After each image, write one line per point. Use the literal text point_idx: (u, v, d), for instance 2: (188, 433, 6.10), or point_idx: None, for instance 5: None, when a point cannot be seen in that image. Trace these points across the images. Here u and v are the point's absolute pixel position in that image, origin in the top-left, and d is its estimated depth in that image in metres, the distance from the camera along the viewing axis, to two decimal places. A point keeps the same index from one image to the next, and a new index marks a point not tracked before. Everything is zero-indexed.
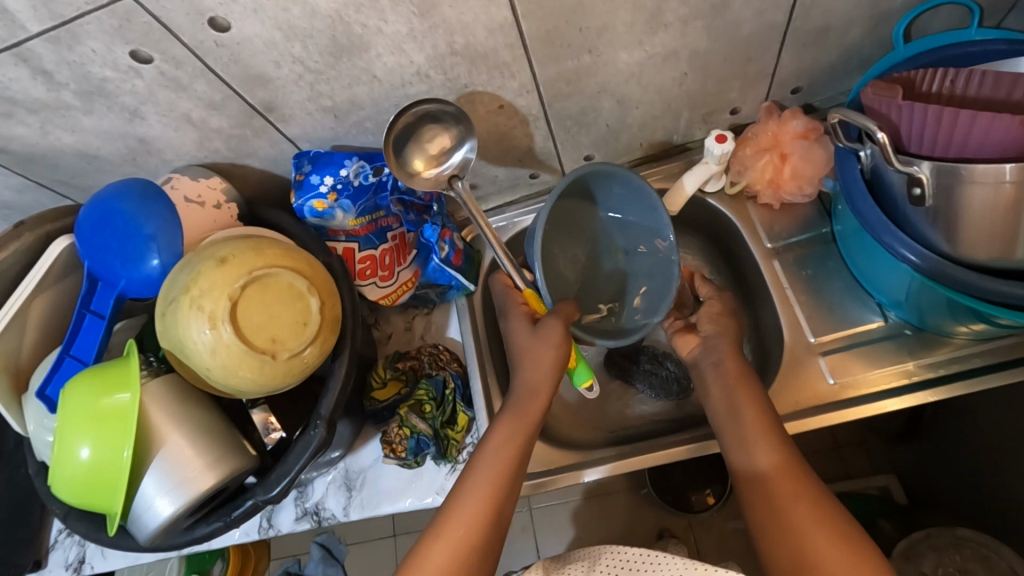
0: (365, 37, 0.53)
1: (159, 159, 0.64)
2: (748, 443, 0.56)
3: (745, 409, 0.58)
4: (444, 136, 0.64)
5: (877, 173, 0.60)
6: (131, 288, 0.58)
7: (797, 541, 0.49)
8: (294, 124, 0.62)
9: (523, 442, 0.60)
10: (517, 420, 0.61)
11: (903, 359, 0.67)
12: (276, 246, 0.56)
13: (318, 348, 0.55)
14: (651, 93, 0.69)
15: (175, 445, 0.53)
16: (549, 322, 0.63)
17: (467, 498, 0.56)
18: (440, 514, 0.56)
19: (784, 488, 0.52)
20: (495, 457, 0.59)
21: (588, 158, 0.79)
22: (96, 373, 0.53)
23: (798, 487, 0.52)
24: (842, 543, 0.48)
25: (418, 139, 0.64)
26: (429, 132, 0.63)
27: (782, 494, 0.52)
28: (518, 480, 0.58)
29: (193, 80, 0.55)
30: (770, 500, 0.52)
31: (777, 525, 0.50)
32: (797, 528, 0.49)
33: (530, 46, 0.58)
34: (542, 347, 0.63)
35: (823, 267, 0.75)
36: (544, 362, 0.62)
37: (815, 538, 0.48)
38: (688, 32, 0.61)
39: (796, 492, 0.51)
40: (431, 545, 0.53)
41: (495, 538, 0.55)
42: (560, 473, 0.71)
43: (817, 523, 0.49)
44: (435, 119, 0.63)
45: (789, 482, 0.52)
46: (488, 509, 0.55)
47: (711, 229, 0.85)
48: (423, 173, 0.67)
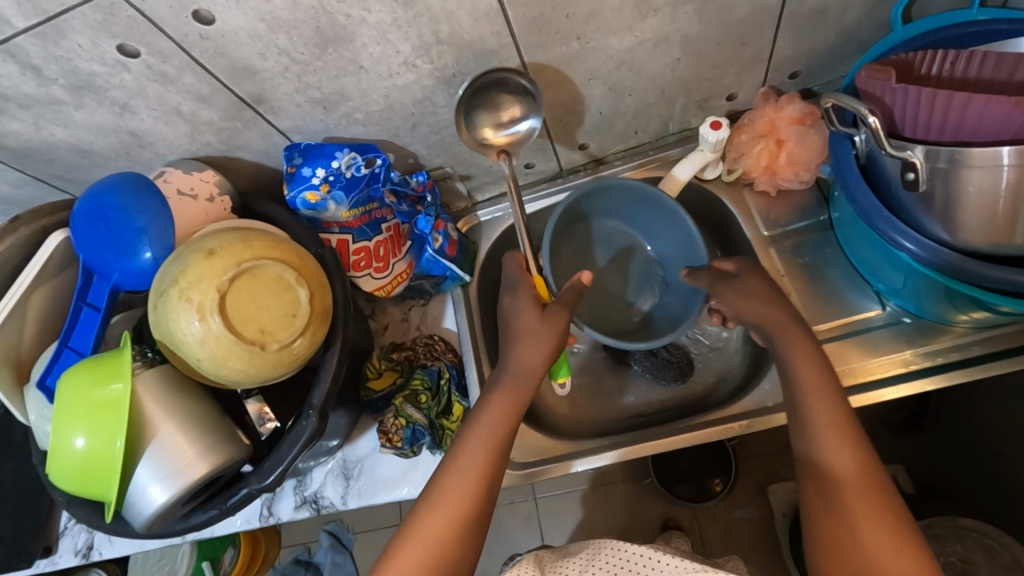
0: (349, 27, 0.53)
1: (152, 153, 0.65)
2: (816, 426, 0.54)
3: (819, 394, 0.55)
4: (516, 106, 0.65)
5: (872, 158, 0.59)
6: (124, 281, 0.59)
7: (856, 536, 0.49)
8: (284, 116, 0.63)
9: (511, 423, 0.59)
10: (495, 400, 0.60)
11: (901, 348, 0.66)
12: (265, 238, 0.56)
13: (308, 339, 0.56)
14: (643, 80, 0.68)
15: (169, 433, 0.54)
16: (557, 310, 0.64)
17: (450, 480, 0.56)
18: (426, 496, 0.56)
19: (845, 479, 0.51)
20: (477, 438, 0.58)
21: (583, 147, 0.78)
22: (89, 364, 0.53)
23: (865, 483, 0.50)
24: (898, 545, 0.47)
25: (492, 108, 0.65)
26: (502, 101, 0.64)
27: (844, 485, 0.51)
28: (505, 460, 0.58)
29: (181, 73, 0.55)
30: (830, 491, 0.51)
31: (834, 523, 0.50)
32: (857, 521, 0.49)
33: (518, 33, 0.58)
34: (528, 326, 0.63)
35: (820, 255, 0.74)
36: (540, 347, 0.61)
37: (871, 538, 0.48)
38: (678, 16, 0.60)
39: (857, 482, 0.51)
40: (426, 517, 0.54)
41: (485, 516, 0.55)
42: (550, 463, 0.71)
43: (874, 522, 0.48)
44: (507, 87, 0.64)
45: (856, 470, 0.51)
46: (478, 489, 0.55)
47: (709, 218, 0.84)
48: (490, 138, 0.68)
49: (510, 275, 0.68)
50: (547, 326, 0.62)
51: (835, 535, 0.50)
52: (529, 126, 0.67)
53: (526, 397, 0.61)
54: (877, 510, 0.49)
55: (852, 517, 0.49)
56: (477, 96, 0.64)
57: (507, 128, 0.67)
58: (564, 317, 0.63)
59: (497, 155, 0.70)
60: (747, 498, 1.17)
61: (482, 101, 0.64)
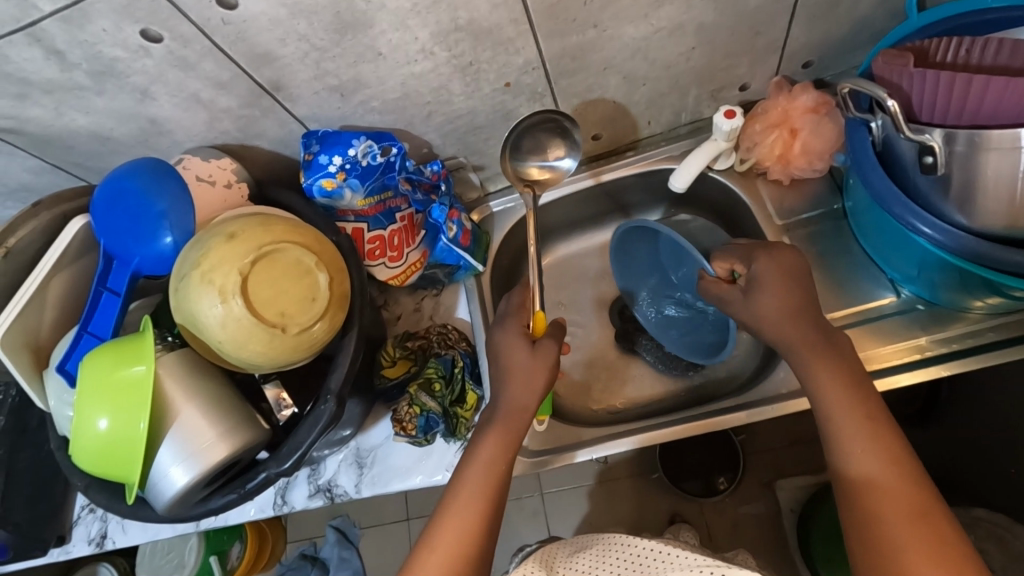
0: (369, 13, 0.53)
1: (170, 140, 0.65)
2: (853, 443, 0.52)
3: (849, 408, 0.53)
4: (561, 148, 0.72)
5: (889, 144, 0.59)
6: (144, 266, 0.59)
7: (907, 562, 0.46)
8: (302, 104, 0.63)
9: (508, 457, 0.59)
10: (490, 436, 0.60)
11: (916, 335, 0.66)
12: (285, 223, 0.57)
13: (327, 324, 0.56)
14: (658, 69, 0.68)
15: (189, 415, 0.54)
16: (547, 344, 0.64)
17: (451, 516, 0.56)
18: (426, 533, 0.56)
19: (888, 500, 0.49)
20: (476, 470, 0.58)
21: (595, 138, 0.79)
22: (112, 346, 0.54)
23: (909, 499, 0.49)
24: (953, 567, 0.45)
25: (542, 148, 0.72)
26: (550, 141, 0.71)
27: (887, 507, 0.49)
28: (506, 486, 0.59)
29: (201, 59, 0.55)
30: (872, 514, 0.49)
31: (873, 539, 0.48)
32: (898, 534, 0.47)
33: (535, 20, 0.58)
34: (518, 364, 0.63)
35: (831, 243, 0.74)
36: (540, 377, 0.62)
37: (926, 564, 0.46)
38: (694, 4, 0.60)
39: (903, 501, 0.49)
40: (427, 555, 0.54)
41: (489, 545, 0.56)
42: (556, 453, 0.71)
43: (925, 547, 0.46)
44: (563, 135, 0.71)
45: (899, 491, 0.49)
46: (478, 521, 0.55)
47: (721, 209, 0.84)
48: (534, 176, 0.74)
49: (508, 309, 0.68)
50: (540, 359, 0.63)
51: (883, 565, 0.47)
52: (570, 166, 0.73)
53: (525, 422, 0.61)
54: (925, 533, 0.47)
55: (903, 541, 0.47)
56: (525, 136, 0.71)
57: (548, 166, 0.73)
58: (554, 352, 0.64)
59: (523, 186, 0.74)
60: (756, 494, 1.17)
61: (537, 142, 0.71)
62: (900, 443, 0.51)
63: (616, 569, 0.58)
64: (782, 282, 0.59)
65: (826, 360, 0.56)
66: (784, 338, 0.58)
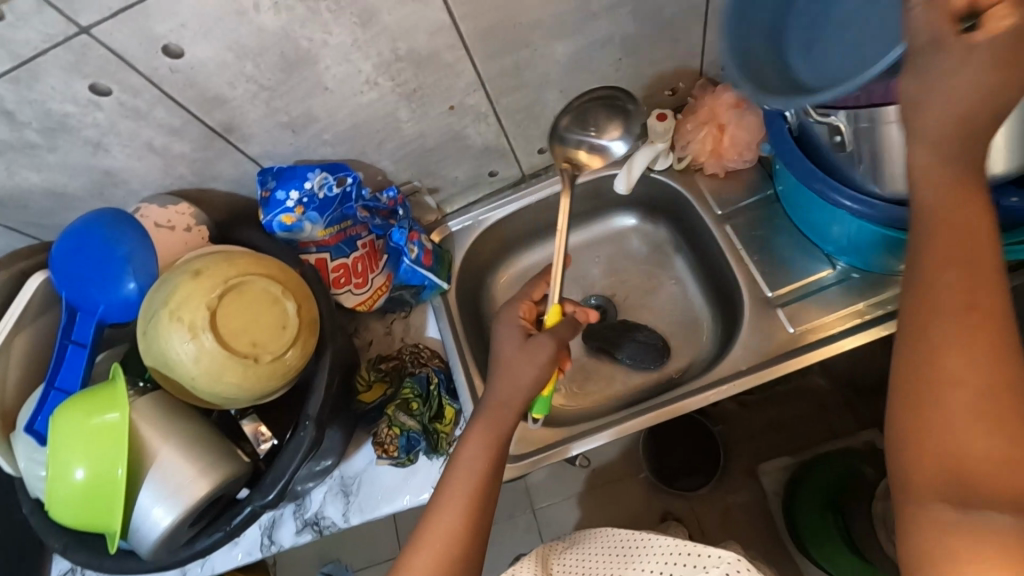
0: (312, 51, 0.57)
1: (126, 191, 0.66)
2: (922, 282, 0.34)
3: (960, 233, 0.34)
4: (616, 130, 0.72)
5: (803, 129, 0.64)
6: (110, 313, 0.60)
7: (953, 448, 0.32)
8: (255, 144, 0.65)
9: (492, 455, 0.57)
10: (475, 432, 0.58)
11: (854, 302, 0.71)
12: (248, 256, 0.58)
13: (299, 351, 0.57)
14: (591, 81, 0.73)
15: (168, 456, 0.54)
16: (541, 340, 0.60)
17: (433, 522, 0.53)
18: (412, 534, 0.54)
19: (959, 362, 0.32)
20: (463, 462, 0.56)
21: (542, 151, 0.83)
22: (83, 397, 0.54)
23: (998, 373, 0.32)
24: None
25: (599, 129, 0.72)
26: (610, 122, 0.71)
27: (955, 372, 0.33)
28: (497, 481, 0.56)
29: (152, 108, 0.57)
30: (934, 387, 0.33)
31: (928, 412, 0.33)
32: (957, 415, 0.32)
33: (470, 45, 0.62)
34: (509, 355, 0.61)
35: (771, 226, 0.79)
36: (530, 383, 0.59)
37: (987, 452, 0.31)
38: (616, 19, 0.65)
39: (993, 374, 0.32)
40: (411, 557, 0.52)
41: (474, 553, 0.53)
42: (547, 451, 0.74)
43: (986, 433, 0.31)
44: (623, 116, 0.71)
45: (987, 358, 0.32)
46: (464, 519, 0.53)
47: (668, 208, 0.89)
48: (584, 161, 0.73)
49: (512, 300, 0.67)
50: (529, 351, 0.60)
51: (914, 449, 0.34)
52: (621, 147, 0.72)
53: (512, 420, 0.58)
54: (990, 411, 0.32)
55: (958, 419, 0.32)
56: (586, 112, 0.71)
57: (601, 147, 0.72)
58: (548, 350, 0.60)
59: (560, 164, 0.73)
60: (740, 483, 1.19)
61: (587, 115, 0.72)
62: (1005, 296, 0.33)
63: (601, 558, 0.60)
64: (1009, 53, 0.30)
65: (944, 159, 0.34)
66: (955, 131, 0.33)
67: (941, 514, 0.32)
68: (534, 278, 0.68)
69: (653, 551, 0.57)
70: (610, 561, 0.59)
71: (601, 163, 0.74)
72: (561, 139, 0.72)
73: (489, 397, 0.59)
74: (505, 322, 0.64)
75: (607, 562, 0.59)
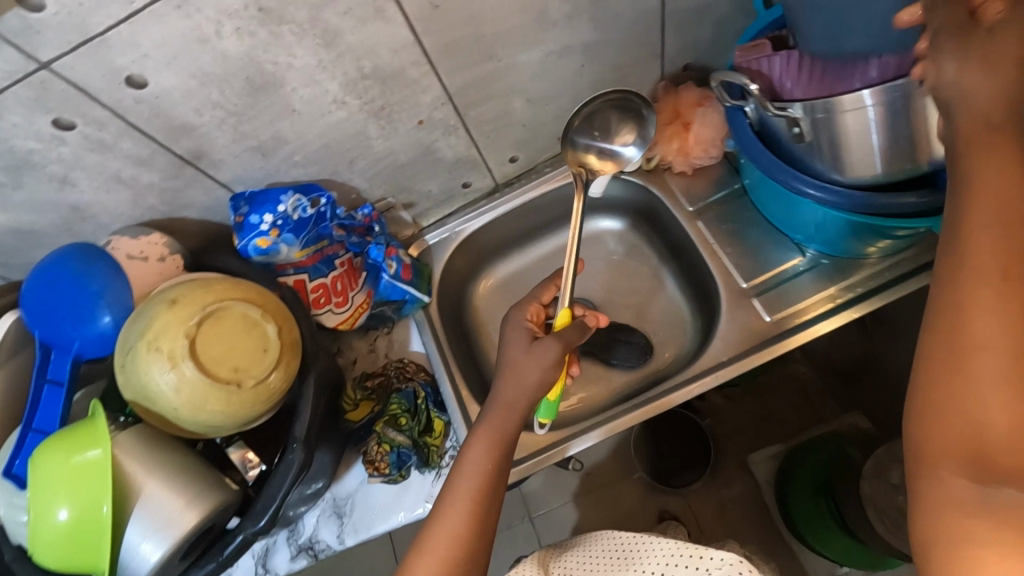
0: (278, 74, 0.57)
1: (96, 225, 0.66)
2: (956, 253, 0.35)
3: (978, 225, 0.34)
4: (629, 135, 0.75)
5: (763, 123, 0.66)
6: (85, 349, 0.60)
7: (971, 417, 0.33)
8: (225, 169, 0.65)
9: (496, 459, 0.56)
10: (478, 436, 0.57)
11: (826, 287, 0.73)
12: (225, 281, 0.58)
13: (282, 373, 0.57)
14: (557, 88, 0.75)
15: (153, 490, 0.53)
16: (547, 342, 0.59)
17: (439, 526, 0.53)
18: (418, 539, 0.53)
19: (980, 336, 0.33)
20: (468, 467, 0.56)
21: (514, 160, 0.84)
22: (61, 436, 0.53)
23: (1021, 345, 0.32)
24: None
25: (611, 133, 0.75)
26: (622, 127, 0.74)
27: (978, 345, 0.33)
28: (502, 483, 0.56)
29: (118, 139, 0.57)
30: (957, 357, 0.34)
31: (945, 381, 0.34)
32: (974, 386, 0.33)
33: (435, 60, 0.63)
34: (514, 358, 0.59)
35: (740, 220, 0.81)
36: (534, 386, 0.57)
37: (1006, 424, 0.32)
38: (576, 26, 0.67)
39: (1017, 346, 0.32)
40: (416, 562, 0.52)
41: (479, 557, 0.52)
42: (545, 453, 0.74)
43: (1004, 401, 0.32)
44: (635, 121, 0.74)
45: (1008, 327, 0.32)
46: (471, 524, 0.53)
47: (641, 208, 0.91)
48: (598, 167, 0.76)
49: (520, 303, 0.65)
50: (535, 354, 0.58)
51: (931, 424, 0.34)
52: (634, 153, 0.76)
53: (516, 422, 0.58)
54: (1016, 380, 0.32)
55: (977, 390, 0.33)
56: (597, 116, 0.74)
57: (614, 152, 0.75)
58: (555, 350, 0.59)
59: (576, 168, 0.75)
60: (734, 476, 1.20)
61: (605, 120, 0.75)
62: None
63: (601, 561, 0.60)
64: (992, 50, 0.35)
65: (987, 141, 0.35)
66: (972, 125, 0.36)
67: (959, 487, 0.33)
68: (545, 280, 0.67)
69: (654, 552, 0.58)
70: (611, 564, 0.60)
71: (614, 168, 0.76)
72: (573, 145, 0.75)
73: (492, 399, 0.58)
74: (512, 322, 0.63)
75: (608, 564, 0.60)
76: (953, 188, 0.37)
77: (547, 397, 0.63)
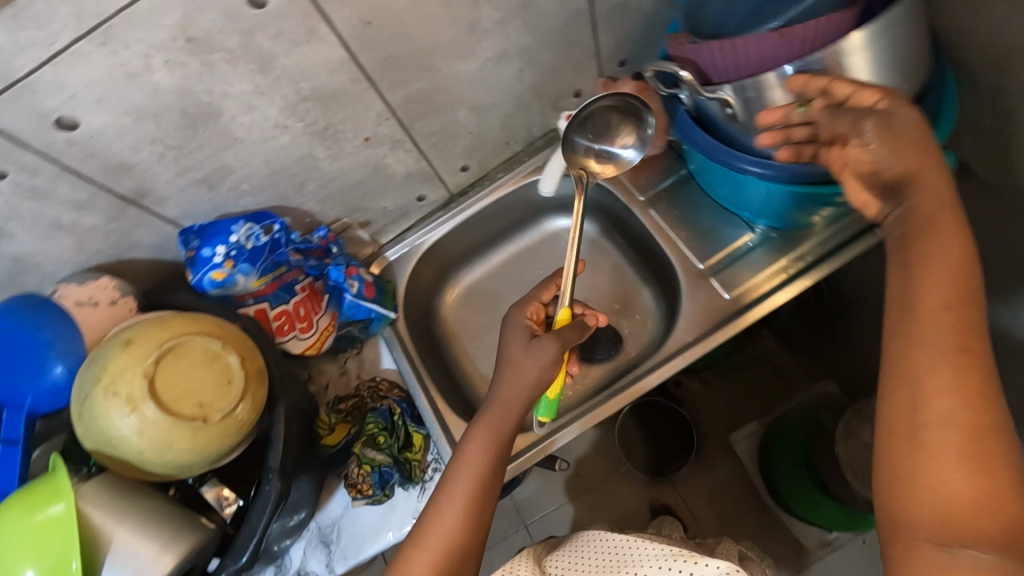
0: (215, 104, 0.57)
1: (40, 275, 0.64)
2: (912, 336, 0.39)
3: (930, 308, 0.38)
4: (630, 136, 0.76)
5: (699, 107, 0.68)
6: (39, 404, 0.58)
7: (934, 488, 0.35)
8: (170, 205, 0.64)
9: (494, 458, 0.56)
10: (477, 433, 0.57)
11: (778, 260, 0.76)
12: (181, 317, 0.57)
13: (249, 404, 0.56)
14: (498, 95, 0.76)
15: (126, 539, 0.52)
16: (546, 342, 0.58)
17: (436, 523, 0.52)
18: (411, 532, 0.53)
19: (940, 414, 0.36)
20: (467, 463, 0.55)
21: (465, 169, 0.85)
22: (19, 496, 0.50)
23: (972, 420, 0.35)
24: (998, 507, 0.33)
25: (610, 134, 0.76)
26: (622, 128, 0.75)
27: (935, 420, 0.36)
28: (499, 480, 0.56)
29: (54, 184, 0.56)
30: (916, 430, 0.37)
31: (908, 449, 0.37)
32: (934, 454, 0.35)
33: (374, 76, 0.64)
34: (513, 354, 0.59)
35: (690, 204, 0.83)
36: (532, 384, 0.57)
37: (964, 494, 0.34)
38: (509, 32, 0.68)
39: (971, 423, 0.35)
40: (411, 555, 0.52)
41: (473, 552, 0.52)
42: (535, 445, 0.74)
43: (963, 471, 0.34)
44: (634, 122, 0.75)
45: (959, 401, 0.36)
46: (466, 519, 0.52)
47: (595, 203, 0.93)
48: (598, 169, 0.77)
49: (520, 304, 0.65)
50: (534, 352, 0.58)
51: (903, 494, 0.36)
52: (635, 154, 0.77)
53: (513, 423, 0.57)
54: (974, 454, 0.35)
55: (938, 459, 0.35)
56: (596, 117, 0.75)
57: (614, 154, 0.76)
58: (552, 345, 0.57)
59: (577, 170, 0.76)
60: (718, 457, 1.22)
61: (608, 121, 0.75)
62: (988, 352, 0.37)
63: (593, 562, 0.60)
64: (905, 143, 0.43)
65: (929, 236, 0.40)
66: (920, 215, 0.42)
67: (929, 554, 0.34)
68: (547, 280, 0.68)
69: (650, 554, 0.57)
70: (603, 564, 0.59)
71: (614, 170, 0.77)
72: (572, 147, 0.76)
73: (492, 397, 0.58)
74: (515, 317, 0.63)
75: (602, 565, 0.59)
76: (902, 272, 0.41)
77: (546, 395, 0.63)
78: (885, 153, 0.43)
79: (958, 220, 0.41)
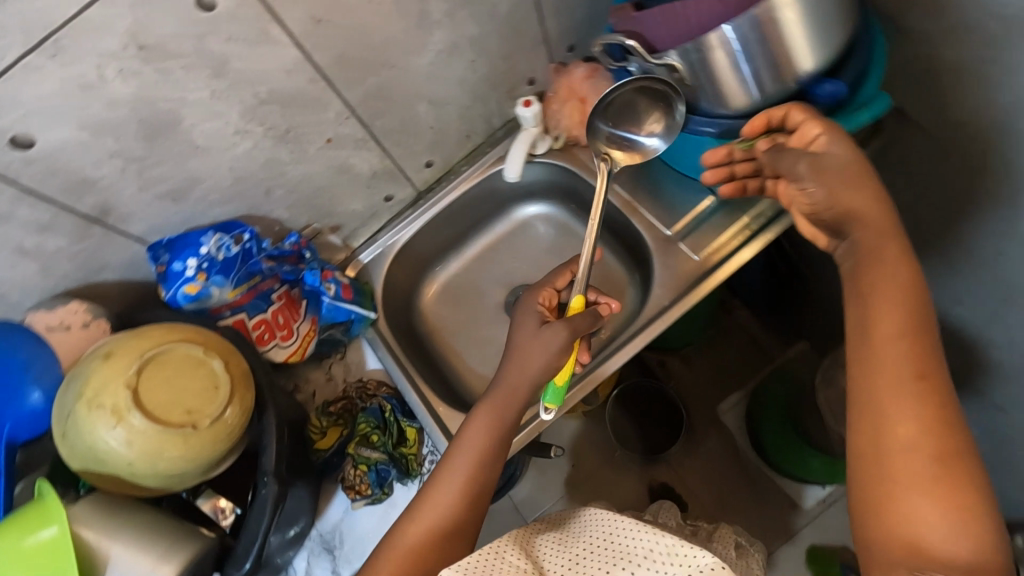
0: (174, 112, 0.57)
1: (6, 304, 0.62)
2: (867, 358, 0.42)
3: (886, 338, 0.42)
4: (657, 123, 0.73)
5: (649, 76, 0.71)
6: (19, 430, 0.57)
7: (902, 510, 0.38)
8: (136, 221, 0.63)
9: (497, 439, 0.56)
10: (479, 415, 0.57)
11: (740, 218, 0.79)
12: (161, 327, 0.56)
13: (238, 407, 0.55)
14: (454, 87, 0.78)
15: (125, 554, 0.51)
16: (556, 327, 0.61)
17: (434, 496, 0.53)
18: (409, 505, 0.54)
19: (903, 439, 0.39)
20: (467, 441, 0.56)
21: (430, 164, 0.87)
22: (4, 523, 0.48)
23: (929, 443, 0.38)
24: (960, 522, 0.36)
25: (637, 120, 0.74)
26: (649, 113, 0.73)
27: (901, 446, 0.39)
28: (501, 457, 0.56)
29: (14, 207, 0.55)
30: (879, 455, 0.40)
31: (874, 470, 0.40)
32: (898, 478, 0.38)
33: (330, 74, 0.64)
34: (522, 340, 0.61)
35: (652, 176, 0.86)
36: (540, 366, 0.59)
37: (928, 514, 0.37)
38: (459, 22, 0.70)
39: (936, 448, 0.38)
40: (405, 524, 0.52)
41: (471, 525, 0.52)
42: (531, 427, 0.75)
43: (927, 492, 0.37)
44: (663, 110, 0.72)
45: (918, 424, 0.39)
46: (463, 494, 0.53)
47: (561, 187, 0.95)
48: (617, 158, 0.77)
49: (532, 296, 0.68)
50: (543, 336, 0.60)
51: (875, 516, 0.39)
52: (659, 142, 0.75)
53: (518, 408, 0.58)
54: (938, 476, 0.38)
55: (904, 481, 0.38)
56: (623, 101, 0.72)
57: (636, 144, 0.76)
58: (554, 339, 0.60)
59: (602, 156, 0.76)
60: None
61: (630, 103, 0.73)
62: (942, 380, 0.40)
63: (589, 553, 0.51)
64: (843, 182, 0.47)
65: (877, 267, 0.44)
66: (866, 250, 0.45)
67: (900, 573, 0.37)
68: (559, 268, 0.70)
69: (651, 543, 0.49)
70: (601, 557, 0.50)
71: (636, 158, 0.77)
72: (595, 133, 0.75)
73: (499, 383, 0.59)
74: (525, 311, 0.65)
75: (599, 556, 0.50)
76: (857, 301, 0.45)
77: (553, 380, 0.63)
78: (822, 192, 0.49)
79: (900, 253, 0.44)
